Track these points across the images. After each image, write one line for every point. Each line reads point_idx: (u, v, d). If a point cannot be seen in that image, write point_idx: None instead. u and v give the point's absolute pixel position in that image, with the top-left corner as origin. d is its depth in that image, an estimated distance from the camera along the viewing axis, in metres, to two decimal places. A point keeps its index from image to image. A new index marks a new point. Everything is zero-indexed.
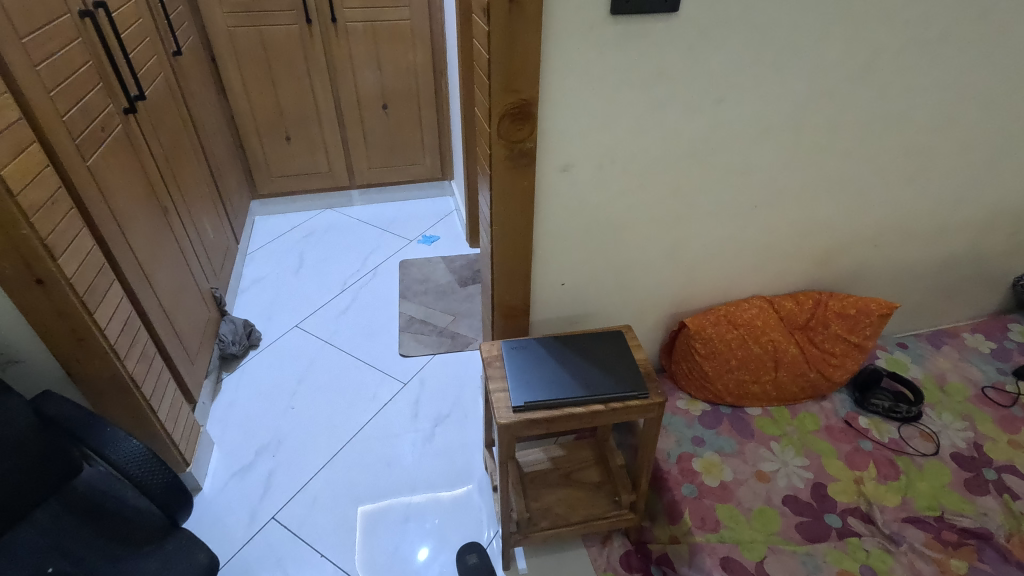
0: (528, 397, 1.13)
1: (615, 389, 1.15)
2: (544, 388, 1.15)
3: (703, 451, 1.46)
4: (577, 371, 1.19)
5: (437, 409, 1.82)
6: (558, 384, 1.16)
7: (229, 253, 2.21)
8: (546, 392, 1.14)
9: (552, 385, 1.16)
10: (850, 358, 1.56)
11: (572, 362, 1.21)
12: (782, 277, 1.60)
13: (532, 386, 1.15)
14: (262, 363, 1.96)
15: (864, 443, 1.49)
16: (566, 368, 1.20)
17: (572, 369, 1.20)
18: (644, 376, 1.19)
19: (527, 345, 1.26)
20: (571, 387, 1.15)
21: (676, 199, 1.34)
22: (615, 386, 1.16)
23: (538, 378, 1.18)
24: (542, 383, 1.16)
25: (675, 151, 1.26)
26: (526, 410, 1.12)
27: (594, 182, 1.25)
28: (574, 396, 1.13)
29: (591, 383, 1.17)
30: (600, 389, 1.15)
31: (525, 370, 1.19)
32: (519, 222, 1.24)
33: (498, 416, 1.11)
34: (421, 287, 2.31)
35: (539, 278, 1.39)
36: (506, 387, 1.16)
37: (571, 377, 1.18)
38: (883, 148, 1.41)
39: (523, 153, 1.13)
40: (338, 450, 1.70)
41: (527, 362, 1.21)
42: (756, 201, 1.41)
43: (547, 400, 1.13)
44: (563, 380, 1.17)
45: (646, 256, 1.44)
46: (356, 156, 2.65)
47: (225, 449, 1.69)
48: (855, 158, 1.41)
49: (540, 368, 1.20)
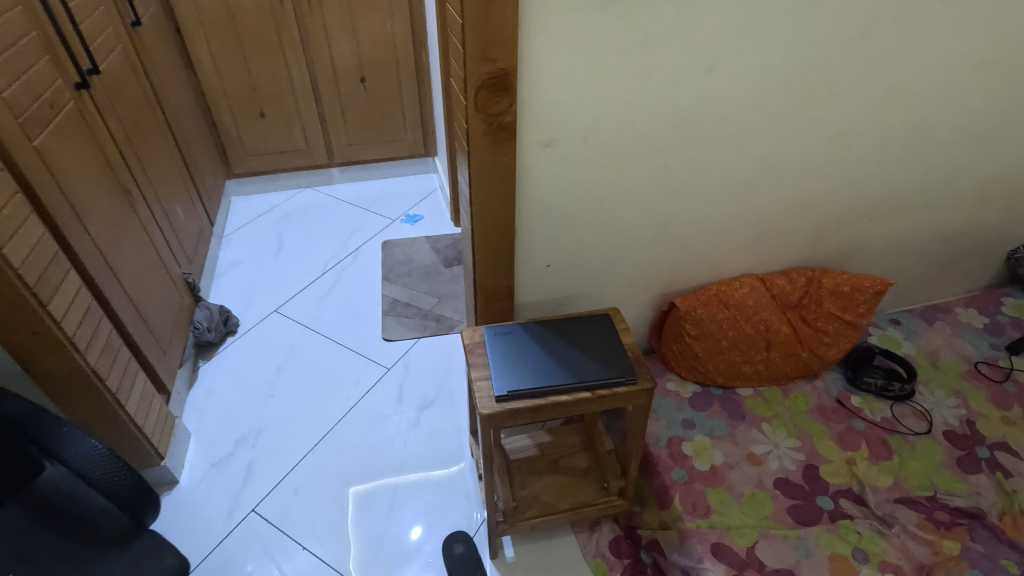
0: (512, 386, 1.08)
1: (602, 376, 1.10)
2: (528, 376, 1.10)
3: (693, 435, 1.42)
4: (563, 358, 1.14)
5: (422, 395, 1.77)
6: (542, 371, 1.11)
7: (204, 237, 2.12)
8: (530, 381, 1.09)
9: (537, 373, 1.11)
10: (844, 338, 1.52)
11: (558, 349, 1.16)
12: (774, 255, 1.55)
13: (516, 374, 1.10)
14: (240, 350, 1.90)
15: (856, 422, 1.46)
16: (551, 355, 1.15)
17: (558, 356, 1.15)
18: (632, 362, 1.15)
19: (511, 330, 1.21)
20: (556, 376, 1.10)
21: (666, 174, 1.28)
22: (603, 373, 1.11)
23: (522, 366, 1.12)
24: (525, 371, 1.11)
25: (664, 124, 1.19)
26: (508, 399, 1.07)
27: (580, 158, 1.19)
28: (560, 384, 1.09)
29: (578, 370, 1.12)
30: (586, 377, 1.10)
31: (509, 358, 1.14)
32: (500, 202, 1.17)
33: (480, 407, 1.06)
34: (404, 269, 2.25)
35: (524, 259, 1.33)
36: (489, 375, 1.11)
37: (556, 365, 1.13)
38: (880, 119, 1.35)
39: (503, 127, 1.06)
40: (320, 439, 1.65)
41: (511, 349, 1.16)
42: (749, 176, 1.35)
43: (531, 389, 1.08)
44: (548, 367, 1.12)
45: (635, 235, 1.38)
46: (334, 132, 2.55)
47: (203, 440, 1.64)
48: (850, 129, 1.35)
49: (524, 354, 1.15)
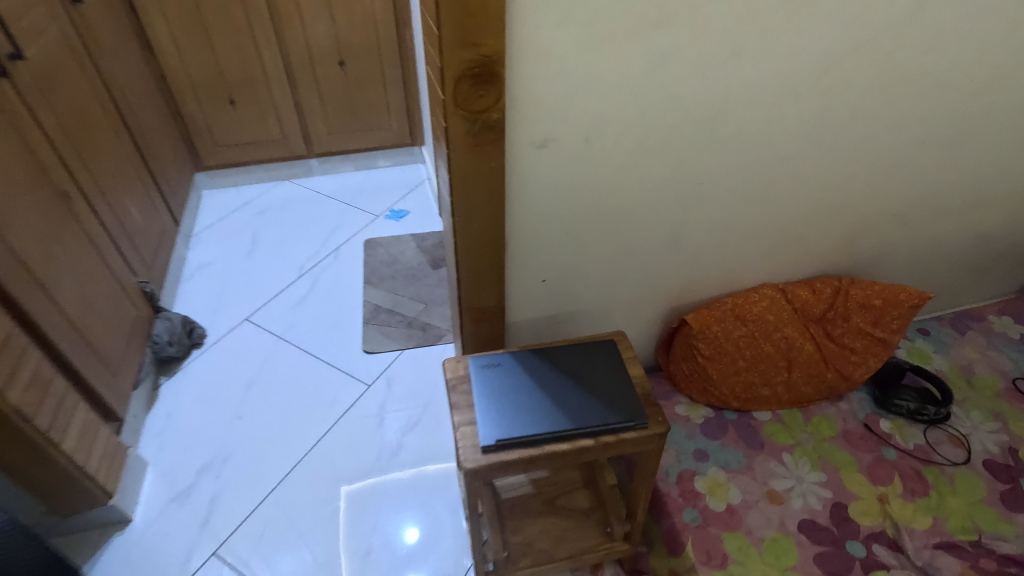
0: (501, 434, 0.92)
1: (605, 420, 0.94)
2: (520, 421, 0.94)
3: (707, 468, 1.27)
4: (560, 397, 0.98)
5: (395, 424, 1.59)
6: (536, 416, 0.95)
7: (167, 239, 1.94)
8: (522, 429, 0.93)
9: (530, 418, 0.94)
10: (874, 356, 1.36)
11: (554, 386, 1.00)
12: (796, 262, 1.38)
13: (505, 420, 0.94)
14: (206, 364, 1.73)
15: (887, 451, 1.31)
16: (547, 394, 0.98)
17: (555, 394, 0.98)
18: (641, 400, 0.98)
19: (500, 362, 1.04)
20: (552, 421, 0.94)
21: (679, 177, 1.11)
22: (606, 416, 0.95)
23: (512, 409, 0.96)
24: (516, 416, 0.95)
25: (679, 120, 1.01)
26: (495, 453, 0.91)
27: (580, 160, 1.01)
28: (558, 430, 0.93)
29: (578, 412, 0.96)
30: (587, 422, 0.94)
31: (498, 398, 0.97)
32: (488, 212, 1.00)
33: (463, 460, 0.90)
34: (388, 271, 2.07)
35: (516, 274, 1.16)
36: (474, 419, 0.95)
37: (553, 406, 0.96)
38: (926, 111, 1.17)
39: (489, 127, 0.88)
40: (292, 468, 1.49)
41: (501, 385, 1.00)
42: (773, 176, 1.18)
43: (524, 437, 0.92)
44: (543, 410, 0.96)
45: (642, 244, 1.21)
46: (312, 120, 2.35)
47: (162, 469, 1.47)
48: (892, 124, 1.17)
49: (516, 392, 0.98)
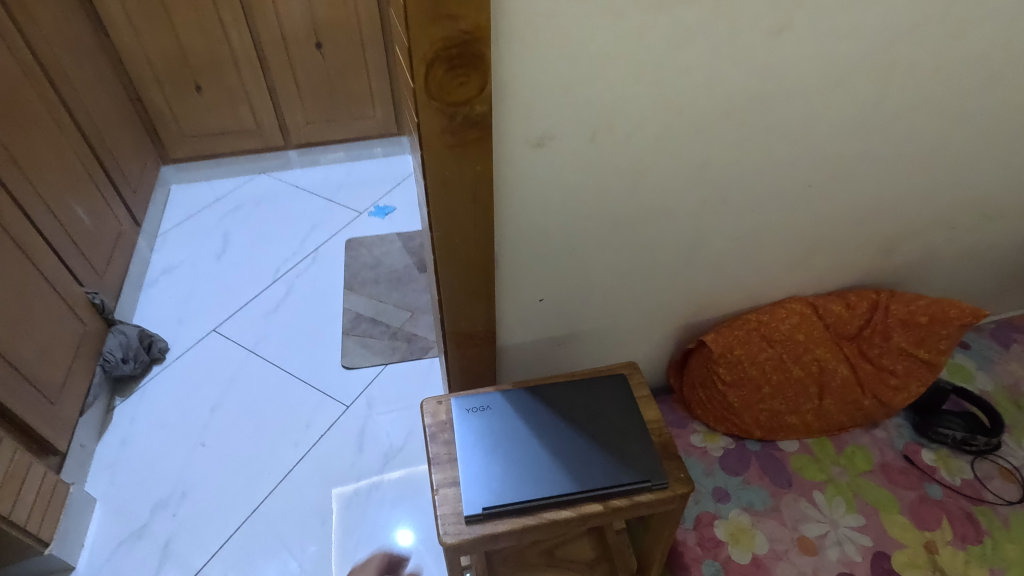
0: (490, 499, 0.76)
1: (615, 479, 0.78)
2: (512, 483, 0.78)
3: (728, 511, 1.12)
4: (561, 450, 0.81)
5: (388, 428, 1.47)
6: (531, 476, 0.78)
7: (124, 242, 1.76)
8: (514, 493, 0.76)
9: (524, 478, 0.78)
10: (917, 380, 1.19)
11: (554, 434, 0.83)
12: (830, 273, 1.21)
13: (493, 482, 0.78)
14: (167, 383, 1.56)
15: (932, 489, 1.16)
16: (545, 446, 0.82)
17: (555, 446, 0.82)
18: (658, 452, 0.82)
19: (489, 405, 0.87)
20: (551, 482, 0.78)
21: (702, 179, 0.93)
22: (616, 474, 0.78)
23: (503, 466, 0.79)
24: (507, 476, 0.78)
25: (707, 112, 0.83)
26: (480, 525, 0.75)
27: (586, 161, 0.83)
28: (558, 492, 0.77)
29: (584, 469, 0.79)
30: (593, 482, 0.78)
31: (485, 452, 0.81)
32: (473, 225, 0.82)
33: (443, 535, 0.74)
34: (371, 275, 1.90)
35: (509, 293, 0.99)
36: (458, 479, 0.79)
37: (552, 462, 0.80)
38: (1000, 100, 0.98)
39: (472, 122, 0.70)
40: (258, 505, 1.33)
41: (490, 435, 0.83)
42: (812, 178, 1.00)
43: (517, 503, 0.76)
44: (541, 467, 0.79)
45: (656, 257, 1.03)
46: (288, 109, 2.15)
47: (111, 508, 1.31)
48: (956, 115, 0.98)
49: (508, 444, 0.82)
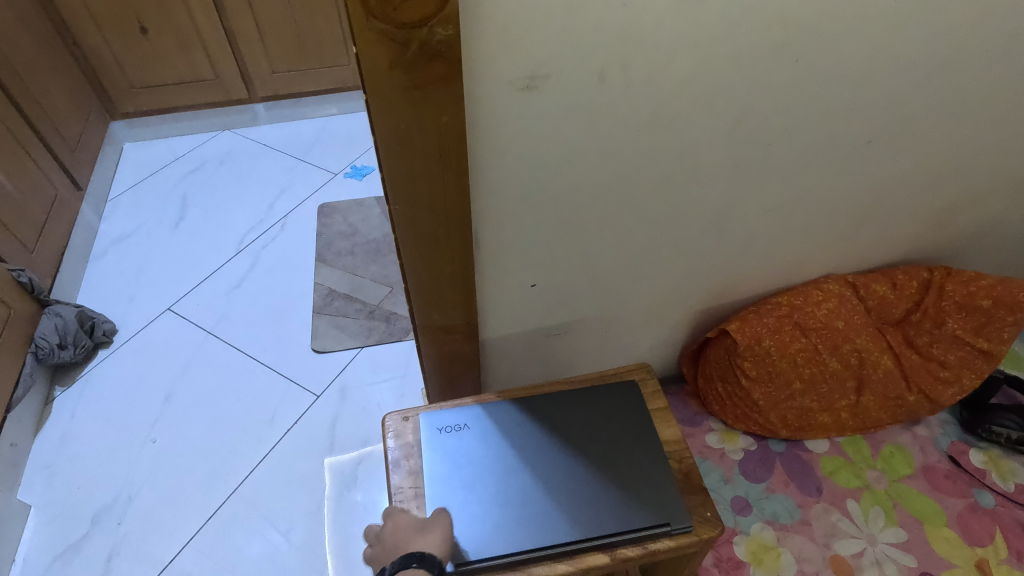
0: (473, 549, 0.66)
1: (618, 520, 0.68)
2: (496, 528, 0.67)
3: (750, 524, 0.98)
4: (554, 482, 0.71)
5: (379, 397, 1.36)
6: (519, 520, 0.68)
7: (62, 210, 1.56)
8: (499, 543, 0.66)
9: (510, 521, 0.68)
10: (970, 372, 1.03)
11: (545, 462, 0.73)
12: (876, 247, 1.02)
13: (472, 529, 0.67)
14: (116, 370, 1.39)
15: (982, 495, 1.01)
16: (534, 478, 0.71)
17: (547, 479, 0.71)
18: (679, 488, 0.71)
19: (468, 425, 0.76)
20: (542, 527, 0.67)
21: (739, 134, 0.73)
22: (620, 515, 0.68)
23: (484, 508, 0.69)
24: (489, 520, 0.68)
25: (753, 43, 0.62)
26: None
27: (592, 111, 0.63)
28: (555, 542, 0.66)
29: (585, 508, 0.69)
30: (593, 527, 0.67)
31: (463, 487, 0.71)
32: (445, 197, 0.63)
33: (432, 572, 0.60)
34: (346, 245, 1.70)
35: (495, 279, 0.81)
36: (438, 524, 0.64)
37: (544, 499, 0.70)
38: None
39: (432, 53, 0.50)
40: (215, 510, 1.19)
41: (474, 467, 0.72)
42: (872, 133, 0.80)
43: (505, 554, 0.65)
44: (531, 507, 0.69)
45: (674, 231, 0.84)
46: (250, 55, 1.88)
47: (46, 515, 1.17)
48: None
49: (495, 477, 0.71)
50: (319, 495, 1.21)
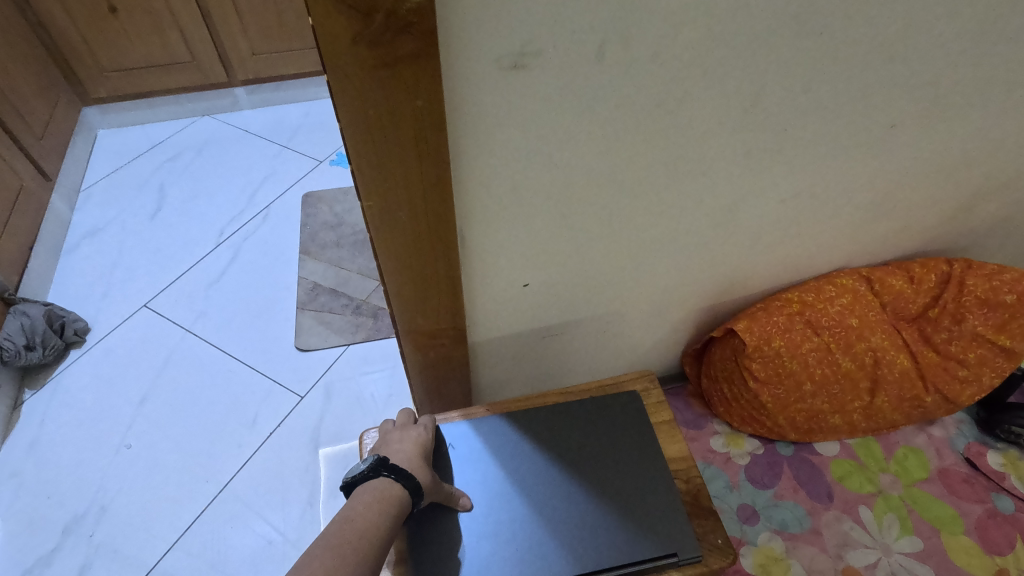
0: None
1: (619, 551, 0.64)
2: (487, 563, 0.63)
3: (757, 535, 0.93)
4: (549, 509, 0.67)
5: (370, 390, 1.30)
6: (511, 555, 0.64)
7: (28, 202, 1.48)
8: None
9: (502, 555, 0.63)
10: (990, 371, 0.97)
11: (537, 487, 0.68)
12: (891, 238, 0.96)
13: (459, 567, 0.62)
14: (88, 371, 1.32)
15: (1001, 500, 0.96)
16: (525, 506, 0.67)
17: (541, 505, 0.67)
18: (686, 512, 0.68)
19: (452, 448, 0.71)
20: (538, 563, 0.63)
21: (751, 118, 0.65)
22: (618, 543, 0.64)
23: (473, 541, 0.64)
24: (478, 554, 0.64)
25: (775, 14, 0.55)
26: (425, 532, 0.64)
27: (590, 93, 0.55)
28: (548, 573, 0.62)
29: (579, 536, 0.65)
30: (593, 560, 0.63)
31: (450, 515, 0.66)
32: (426, 192, 0.56)
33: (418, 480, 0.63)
34: (332, 236, 1.63)
35: (482, 281, 0.74)
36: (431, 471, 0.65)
37: (538, 530, 0.65)
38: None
39: (402, 24, 0.43)
40: (192, 521, 1.12)
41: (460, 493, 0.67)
42: (897, 116, 0.73)
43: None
44: (522, 536, 0.65)
45: (678, 224, 0.77)
46: (227, 36, 1.78)
47: (14, 526, 1.11)
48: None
49: (483, 503, 0.67)
50: (313, 486, 1.16)
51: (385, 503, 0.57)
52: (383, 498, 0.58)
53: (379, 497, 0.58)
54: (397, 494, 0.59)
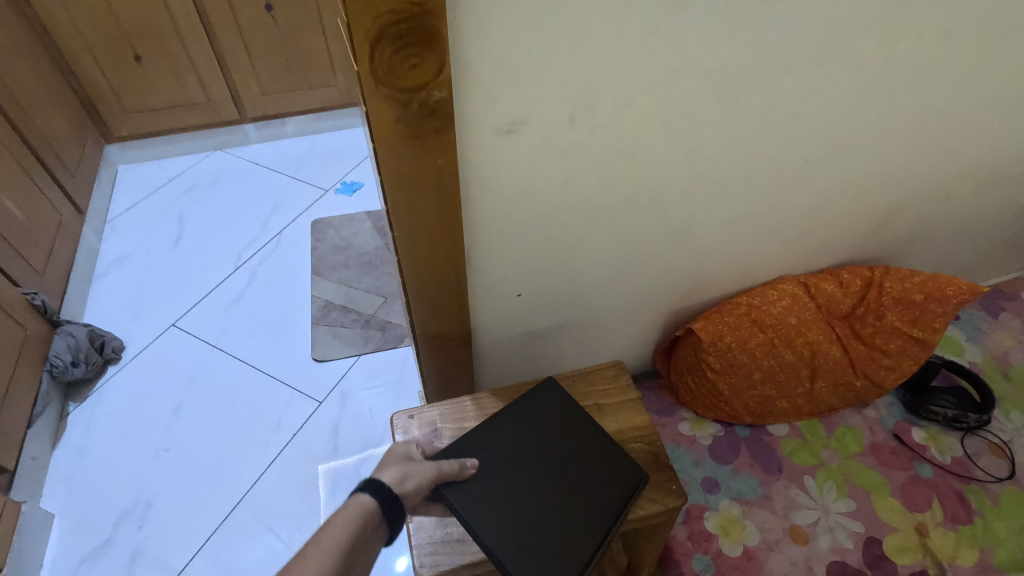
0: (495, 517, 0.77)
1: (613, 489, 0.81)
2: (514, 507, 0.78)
3: (718, 502, 1.09)
4: (548, 474, 0.82)
5: (370, 404, 1.45)
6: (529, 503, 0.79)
7: (66, 234, 1.63)
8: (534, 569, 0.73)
9: (529, 535, 0.76)
10: (909, 359, 1.16)
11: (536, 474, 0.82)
12: (821, 250, 1.15)
13: (500, 556, 0.74)
14: (126, 384, 1.47)
15: (923, 468, 1.14)
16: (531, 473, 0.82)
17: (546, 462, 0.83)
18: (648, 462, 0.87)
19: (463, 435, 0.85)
20: (547, 520, 0.77)
21: (690, 161, 0.84)
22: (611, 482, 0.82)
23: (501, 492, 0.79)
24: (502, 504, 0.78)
25: (699, 89, 0.73)
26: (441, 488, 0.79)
27: (564, 147, 0.73)
28: (563, 506, 0.79)
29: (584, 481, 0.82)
30: (590, 505, 0.79)
31: (474, 508, 0.77)
32: (443, 225, 0.74)
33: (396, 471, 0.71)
34: (340, 258, 1.79)
35: (483, 292, 0.91)
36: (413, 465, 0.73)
37: (551, 503, 0.79)
38: (1019, 59, 0.90)
39: (429, 110, 0.60)
40: (229, 512, 1.27)
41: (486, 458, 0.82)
42: (809, 154, 0.92)
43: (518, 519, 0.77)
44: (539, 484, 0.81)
45: (640, 243, 0.96)
46: (240, 79, 1.96)
47: (70, 522, 1.24)
48: (970, 81, 0.90)
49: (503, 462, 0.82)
50: (313, 500, 1.28)
51: (347, 519, 0.62)
52: (344, 511, 0.63)
53: (339, 518, 0.62)
54: (360, 500, 0.65)
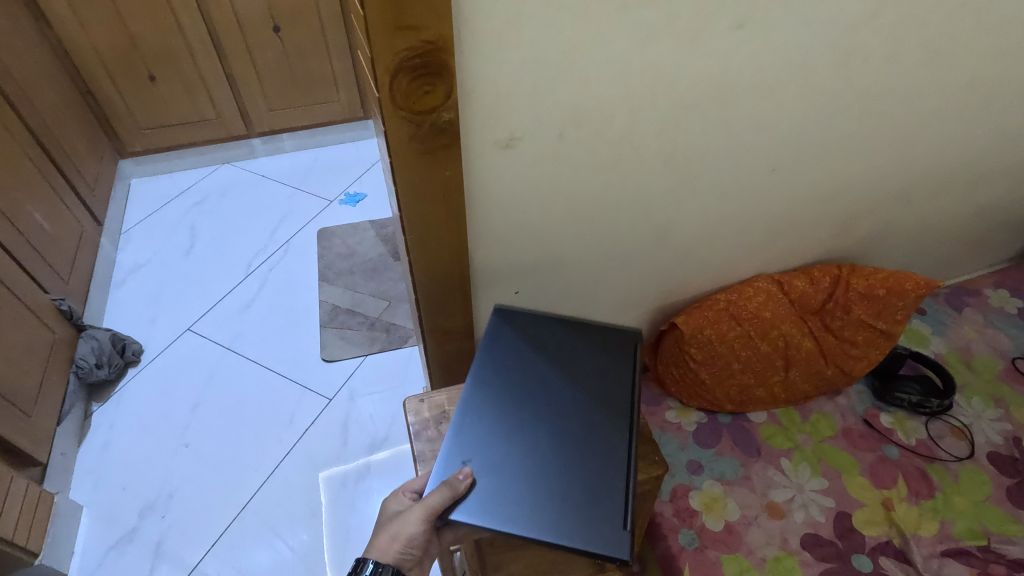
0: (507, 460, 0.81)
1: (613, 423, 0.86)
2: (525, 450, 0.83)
3: (702, 482, 1.19)
4: (553, 416, 0.87)
5: (371, 409, 1.52)
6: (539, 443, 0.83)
7: (87, 244, 1.72)
8: (549, 510, 0.77)
9: (543, 481, 0.80)
10: (875, 349, 1.26)
11: (539, 433, 0.85)
12: (793, 251, 1.26)
13: (517, 504, 0.77)
14: (145, 384, 1.56)
15: (889, 449, 1.24)
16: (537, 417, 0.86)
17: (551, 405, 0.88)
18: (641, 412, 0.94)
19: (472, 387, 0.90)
20: (557, 457, 0.82)
21: (667, 170, 0.94)
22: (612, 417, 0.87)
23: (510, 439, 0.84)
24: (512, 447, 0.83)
25: (671, 108, 0.84)
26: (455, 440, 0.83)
27: (555, 159, 0.84)
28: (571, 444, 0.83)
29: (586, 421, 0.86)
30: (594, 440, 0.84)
31: (485, 463, 0.81)
32: (449, 228, 0.84)
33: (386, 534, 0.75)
34: (345, 265, 1.89)
35: (484, 289, 1.01)
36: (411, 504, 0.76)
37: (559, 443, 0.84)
38: (959, 78, 1.01)
39: (440, 129, 0.71)
40: (247, 502, 1.35)
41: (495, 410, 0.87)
42: (774, 164, 1.03)
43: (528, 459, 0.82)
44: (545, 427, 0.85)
45: (625, 245, 1.06)
46: (249, 97, 2.07)
47: (98, 513, 1.32)
48: (915, 98, 1.01)
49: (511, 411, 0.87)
50: (316, 502, 1.36)
51: None
52: None
53: None
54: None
